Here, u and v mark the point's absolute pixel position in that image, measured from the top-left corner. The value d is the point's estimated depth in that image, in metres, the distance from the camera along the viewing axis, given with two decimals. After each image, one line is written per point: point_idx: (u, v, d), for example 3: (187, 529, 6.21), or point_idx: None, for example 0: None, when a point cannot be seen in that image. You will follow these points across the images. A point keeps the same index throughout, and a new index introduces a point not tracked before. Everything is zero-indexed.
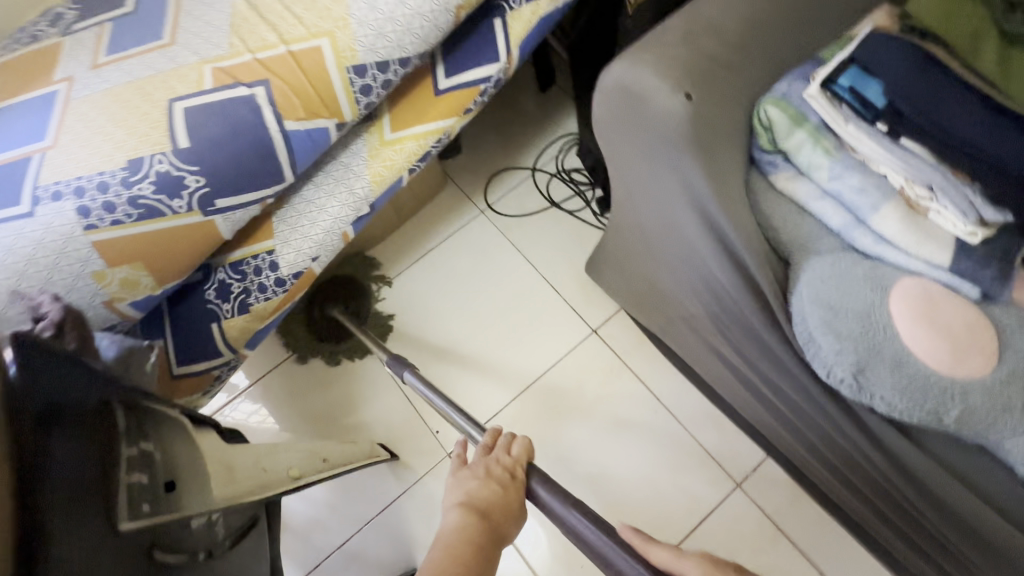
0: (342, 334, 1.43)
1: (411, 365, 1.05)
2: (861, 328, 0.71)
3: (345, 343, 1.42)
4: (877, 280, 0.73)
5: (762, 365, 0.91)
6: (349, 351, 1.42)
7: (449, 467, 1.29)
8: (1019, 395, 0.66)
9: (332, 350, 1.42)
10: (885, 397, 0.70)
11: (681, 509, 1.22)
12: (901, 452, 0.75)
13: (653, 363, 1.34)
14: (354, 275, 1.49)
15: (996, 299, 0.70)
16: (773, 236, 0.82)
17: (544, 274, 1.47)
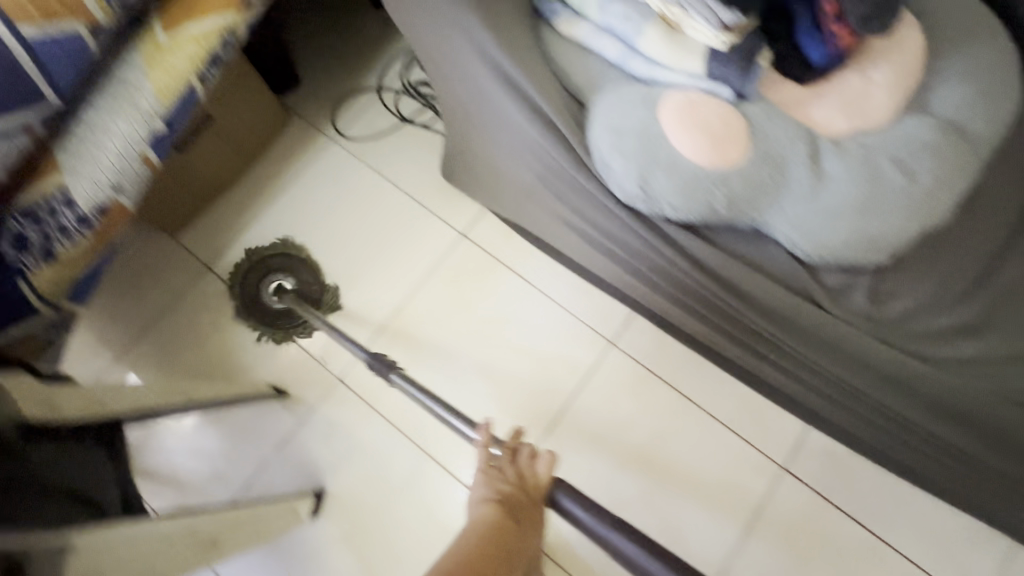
0: (287, 316, 1.35)
1: (394, 365, 1.07)
2: (640, 142, 0.77)
3: (296, 322, 1.34)
4: (650, 98, 0.79)
5: (581, 220, 0.96)
6: (288, 332, 1.34)
7: (343, 390, 1.31)
8: (769, 172, 0.75)
9: (280, 334, 1.34)
10: (666, 200, 0.78)
11: (566, 377, 1.31)
12: (694, 250, 0.83)
13: (522, 254, 1.40)
14: (281, 262, 1.41)
15: (747, 97, 0.78)
16: (568, 83, 0.87)
17: (408, 191, 1.47)
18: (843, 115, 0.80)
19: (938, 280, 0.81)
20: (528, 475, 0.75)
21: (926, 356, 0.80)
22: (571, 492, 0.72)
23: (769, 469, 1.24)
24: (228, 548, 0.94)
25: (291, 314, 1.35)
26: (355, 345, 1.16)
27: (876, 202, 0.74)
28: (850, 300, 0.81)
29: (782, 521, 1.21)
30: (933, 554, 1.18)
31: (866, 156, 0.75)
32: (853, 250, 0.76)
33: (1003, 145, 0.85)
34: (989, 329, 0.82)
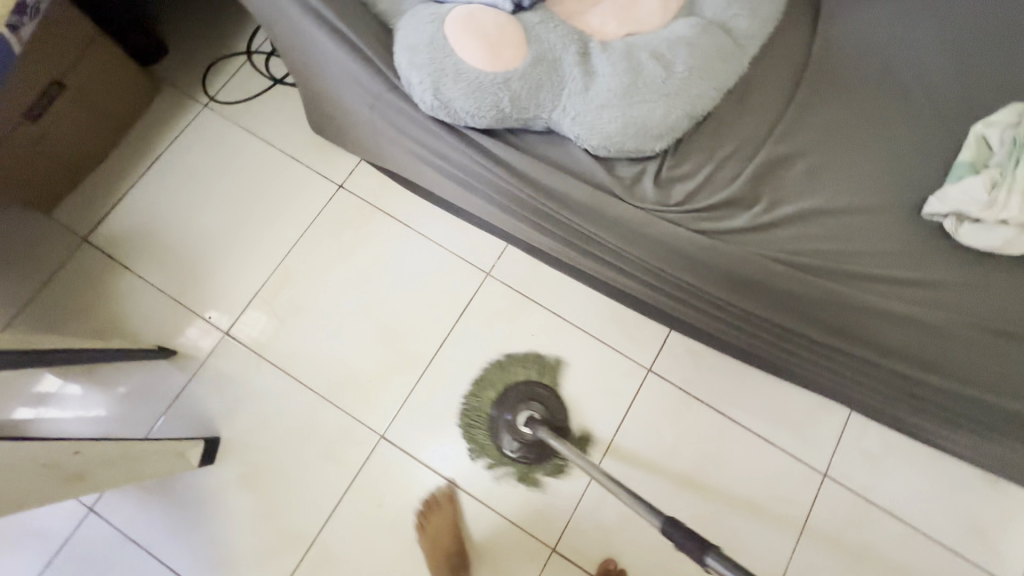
0: (525, 450, 1.27)
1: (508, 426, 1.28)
2: (429, 54, 0.84)
3: (497, 441, 1.29)
4: (437, 14, 0.85)
5: (412, 144, 1.04)
6: (545, 473, 1.28)
7: (232, 344, 1.35)
8: (545, 72, 0.83)
9: (524, 470, 1.28)
10: (460, 106, 0.85)
11: (446, 309, 1.38)
12: (504, 155, 0.93)
13: (400, 200, 1.46)
14: (508, 391, 1.32)
15: (524, 7, 0.86)
16: (375, 11, 0.93)
17: (284, 149, 1.50)
18: (614, 20, 0.89)
19: (711, 158, 0.91)
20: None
21: (708, 230, 0.89)
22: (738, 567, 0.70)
23: (637, 372, 1.34)
24: (99, 483, 0.99)
25: (536, 446, 1.26)
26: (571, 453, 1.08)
27: (639, 90, 0.83)
28: (640, 188, 0.91)
29: (649, 415, 1.32)
30: (781, 428, 1.32)
31: (629, 51, 0.84)
32: (628, 138, 0.85)
33: (767, 37, 0.96)
34: (769, 199, 0.90)
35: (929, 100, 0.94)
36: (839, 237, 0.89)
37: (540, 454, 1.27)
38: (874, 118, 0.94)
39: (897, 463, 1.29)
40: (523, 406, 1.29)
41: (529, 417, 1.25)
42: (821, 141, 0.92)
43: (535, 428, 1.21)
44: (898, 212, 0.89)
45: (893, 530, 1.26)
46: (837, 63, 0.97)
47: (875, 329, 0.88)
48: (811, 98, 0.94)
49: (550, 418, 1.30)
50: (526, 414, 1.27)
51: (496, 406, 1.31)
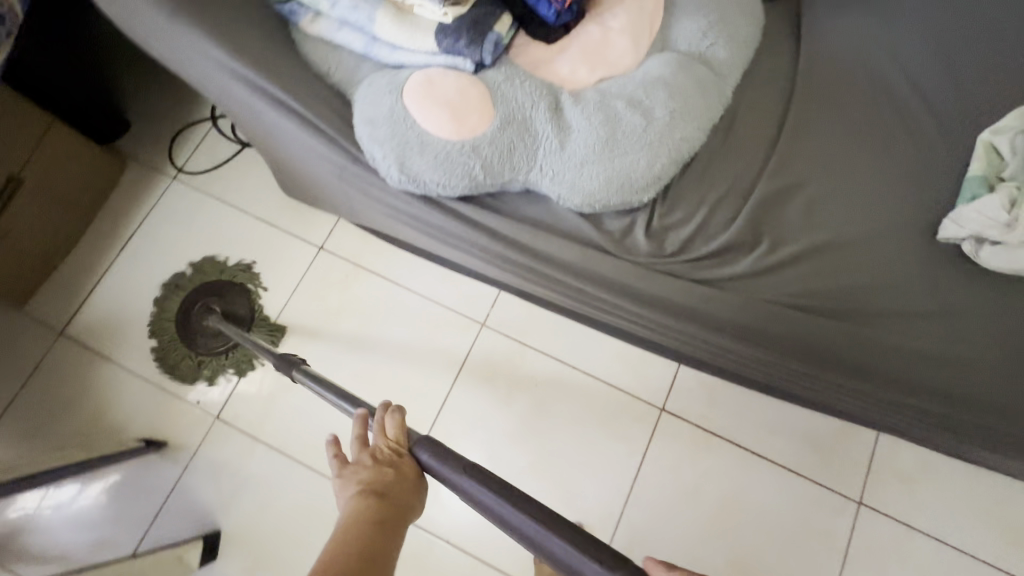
0: (209, 336, 1.33)
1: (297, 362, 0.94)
2: (391, 127, 0.78)
3: (225, 353, 1.32)
4: (394, 83, 0.79)
5: (384, 215, 0.97)
6: (232, 364, 1.32)
7: (222, 428, 1.28)
8: (516, 134, 0.77)
9: (212, 367, 1.32)
10: (430, 178, 0.79)
11: (441, 366, 1.32)
12: (482, 220, 0.87)
13: (383, 255, 1.40)
14: (197, 290, 1.38)
15: (486, 65, 0.80)
16: (331, 82, 0.87)
17: (258, 214, 1.44)
18: (585, 66, 0.83)
19: (703, 202, 0.85)
20: (379, 439, 0.63)
21: (708, 279, 0.84)
22: (422, 443, 0.62)
23: (649, 413, 1.27)
24: None
25: (217, 334, 1.33)
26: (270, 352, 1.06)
27: (618, 142, 0.77)
28: (632, 241, 0.85)
29: (666, 458, 1.25)
30: (808, 456, 1.24)
31: (604, 100, 0.78)
32: (613, 193, 0.79)
33: (748, 63, 0.91)
34: (769, 239, 0.83)
35: (927, 112, 0.89)
36: (849, 273, 0.82)
37: (226, 344, 1.33)
38: (871, 137, 0.88)
39: (935, 483, 1.22)
40: (197, 309, 1.35)
41: (212, 314, 1.33)
42: (818, 169, 0.86)
43: (213, 320, 1.30)
44: (910, 238, 0.83)
45: (940, 557, 1.18)
46: (824, 82, 0.91)
47: (902, 369, 0.81)
48: (801, 123, 0.88)
49: (234, 314, 1.36)
50: (206, 312, 1.34)
51: (183, 326, 1.34)
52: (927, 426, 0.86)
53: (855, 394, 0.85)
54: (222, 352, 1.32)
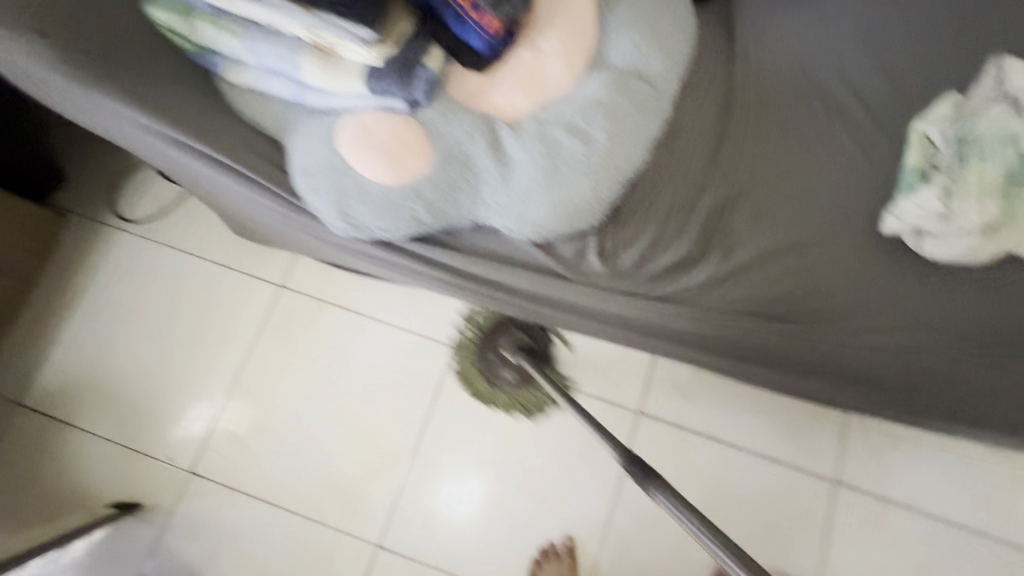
0: (518, 381, 1.29)
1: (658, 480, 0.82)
2: (328, 177, 0.76)
3: (522, 389, 1.29)
4: (327, 130, 0.77)
5: (337, 256, 0.96)
6: (518, 398, 1.29)
7: (199, 482, 1.25)
8: (457, 172, 0.76)
9: (495, 396, 1.29)
10: (374, 224, 0.77)
11: (418, 394, 1.31)
12: (436, 255, 0.86)
13: (346, 286, 1.37)
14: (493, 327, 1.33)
15: (420, 102, 0.78)
16: (262, 131, 0.84)
17: (212, 258, 1.40)
18: (521, 92, 0.82)
19: (653, 218, 0.85)
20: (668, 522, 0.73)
21: (663, 294, 0.84)
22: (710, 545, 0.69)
23: (627, 418, 1.29)
24: None
25: (524, 379, 1.29)
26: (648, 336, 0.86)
27: (560, 170, 0.77)
28: (586, 263, 0.85)
29: (648, 460, 1.27)
30: (786, 443, 1.27)
31: (542, 129, 0.77)
32: (561, 221, 0.79)
33: (685, 73, 0.91)
34: (719, 250, 0.84)
35: (860, 108, 0.91)
36: (799, 275, 0.84)
37: (528, 383, 1.29)
38: (811, 137, 0.89)
39: (905, 453, 1.26)
40: (503, 337, 1.30)
41: (515, 347, 1.27)
42: (762, 173, 0.87)
43: (518, 357, 1.24)
44: (851, 235, 0.85)
45: (916, 525, 1.22)
46: (759, 86, 0.92)
47: (856, 363, 0.84)
48: (741, 130, 0.89)
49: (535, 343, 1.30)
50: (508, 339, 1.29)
51: (482, 359, 1.31)
52: (899, 417, 0.88)
53: (812, 388, 0.89)
54: (535, 392, 1.28)
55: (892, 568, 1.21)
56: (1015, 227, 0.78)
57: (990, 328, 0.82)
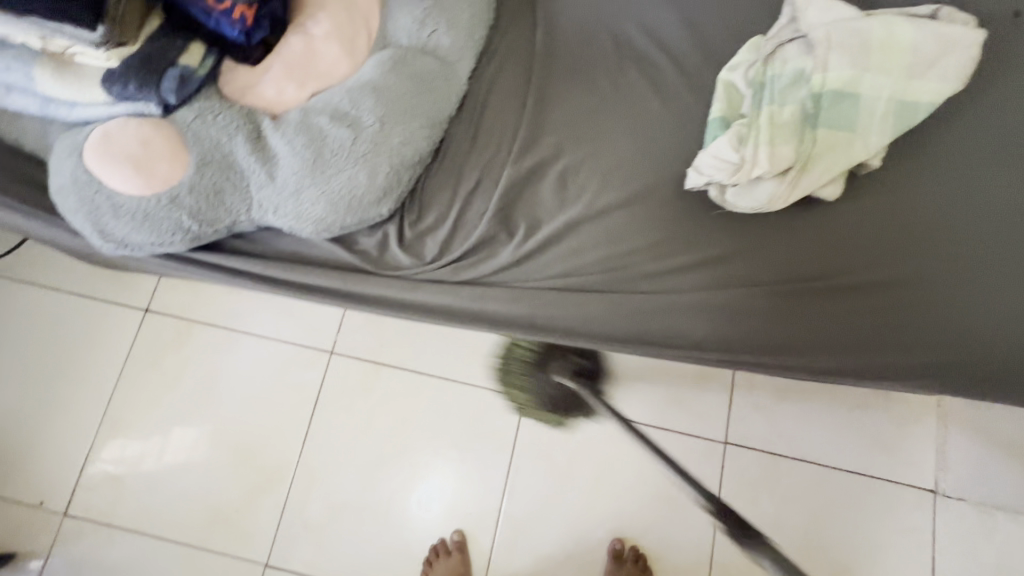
0: (542, 385, 1.23)
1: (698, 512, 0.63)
2: (78, 194, 0.71)
3: (540, 389, 1.23)
4: (74, 144, 0.72)
5: (151, 271, 0.91)
6: (528, 401, 1.25)
7: (73, 523, 1.21)
8: (218, 174, 0.71)
9: (519, 394, 1.25)
10: (141, 239, 0.73)
11: (296, 405, 1.26)
12: (235, 264, 0.82)
13: (214, 303, 1.32)
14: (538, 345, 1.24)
15: (175, 104, 0.73)
16: (23, 152, 0.79)
17: (70, 288, 1.33)
18: (293, 83, 0.77)
19: (454, 200, 0.81)
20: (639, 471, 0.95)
21: (473, 279, 0.81)
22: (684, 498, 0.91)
23: (513, 403, 1.26)
24: None
25: (539, 377, 1.23)
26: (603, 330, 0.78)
27: (330, 162, 0.72)
28: (390, 255, 0.81)
29: (535, 445, 1.24)
30: (675, 410, 1.25)
31: (306, 120, 0.73)
32: (343, 215, 0.75)
33: (482, 42, 0.87)
34: (524, 225, 0.81)
35: (667, 62, 0.87)
36: (610, 242, 0.81)
37: (563, 400, 1.24)
38: (616, 98, 0.86)
39: (794, 406, 1.25)
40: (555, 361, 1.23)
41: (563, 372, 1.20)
42: (567, 141, 0.84)
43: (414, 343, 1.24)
44: (662, 194, 0.82)
45: (807, 477, 1.22)
46: (562, 50, 0.88)
47: (677, 327, 0.81)
48: (544, 98, 0.85)
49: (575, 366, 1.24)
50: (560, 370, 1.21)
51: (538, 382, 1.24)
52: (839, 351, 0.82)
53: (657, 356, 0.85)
54: (547, 414, 1.24)
55: (784, 522, 1.20)
56: (812, 167, 0.76)
57: (864, 244, 0.80)
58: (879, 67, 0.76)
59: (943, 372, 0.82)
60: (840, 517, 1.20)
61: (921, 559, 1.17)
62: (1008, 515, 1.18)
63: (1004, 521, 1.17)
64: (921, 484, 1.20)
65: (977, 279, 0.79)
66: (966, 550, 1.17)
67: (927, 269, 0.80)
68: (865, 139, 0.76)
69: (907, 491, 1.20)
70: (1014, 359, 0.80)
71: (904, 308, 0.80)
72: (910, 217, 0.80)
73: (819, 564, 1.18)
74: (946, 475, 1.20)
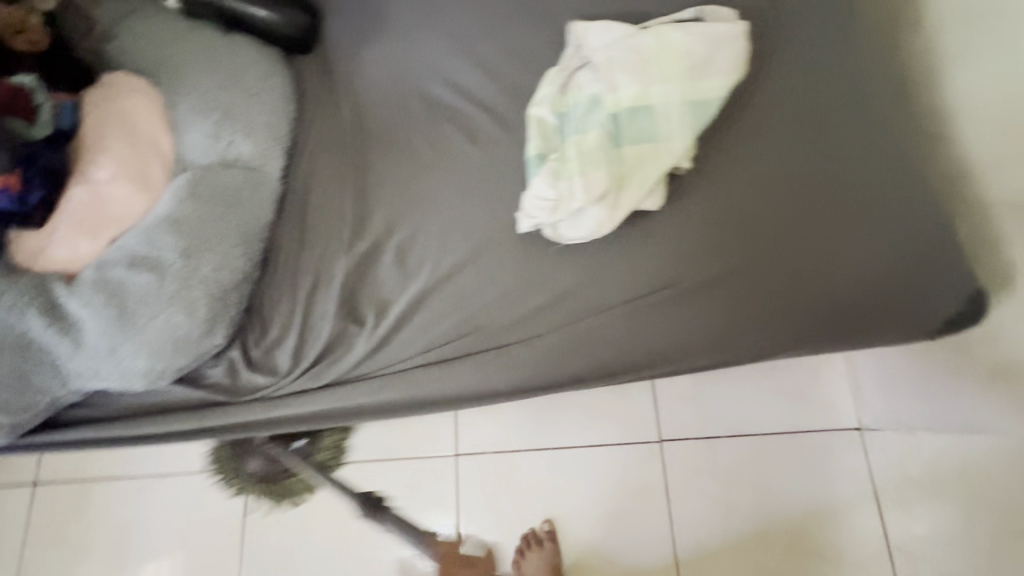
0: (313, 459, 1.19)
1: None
2: None
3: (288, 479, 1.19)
4: None
5: None
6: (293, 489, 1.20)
7: None
8: (21, 358, 0.68)
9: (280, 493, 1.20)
10: None
11: (221, 537, 1.18)
12: (78, 437, 0.76)
13: (106, 457, 1.22)
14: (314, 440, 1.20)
15: None
16: None
17: None
18: (83, 237, 0.72)
19: (294, 306, 0.78)
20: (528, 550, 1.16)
21: (337, 379, 0.78)
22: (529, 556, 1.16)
23: (444, 466, 1.22)
24: None
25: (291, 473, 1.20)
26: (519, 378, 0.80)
27: (141, 311, 0.69)
28: (245, 379, 0.77)
29: (479, 502, 1.20)
30: (604, 426, 1.25)
31: (105, 276, 0.69)
32: (172, 359, 0.71)
33: (289, 137, 0.85)
34: (371, 311, 0.78)
35: (478, 113, 0.87)
36: (462, 304, 0.79)
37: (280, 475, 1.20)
38: (437, 161, 0.85)
39: (714, 388, 1.27)
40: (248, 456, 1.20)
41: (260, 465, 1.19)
42: (397, 216, 0.82)
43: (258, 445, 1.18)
44: (501, 243, 0.81)
45: (742, 451, 1.24)
46: (372, 128, 0.87)
47: (552, 369, 0.81)
48: (365, 180, 0.84)
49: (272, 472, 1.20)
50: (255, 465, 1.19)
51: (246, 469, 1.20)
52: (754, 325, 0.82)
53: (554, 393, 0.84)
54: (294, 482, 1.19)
55: (732, 500, 1.22)
56: (627, 185, 0.77)
57: (735, 220, 0.82)
58: (661, 77, 0.79)
59: (822, 332, 0.83)
60: (783, 481, 1.23)
61: (863, 497, 1.22)
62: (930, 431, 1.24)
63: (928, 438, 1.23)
64: (844, 425, 1.25)
65: (835, 225, 0.83)
66: (902, 474, 1.22)
67: (788, 232, 0.83)
68: (669, 145, 0.78)
69: (835, 436, 1.25)
70: (896, 286, 0.83)
71: (795, 264, 0.82)
72: (738, 199, 0.83)
73: (775, 532, 1.21)
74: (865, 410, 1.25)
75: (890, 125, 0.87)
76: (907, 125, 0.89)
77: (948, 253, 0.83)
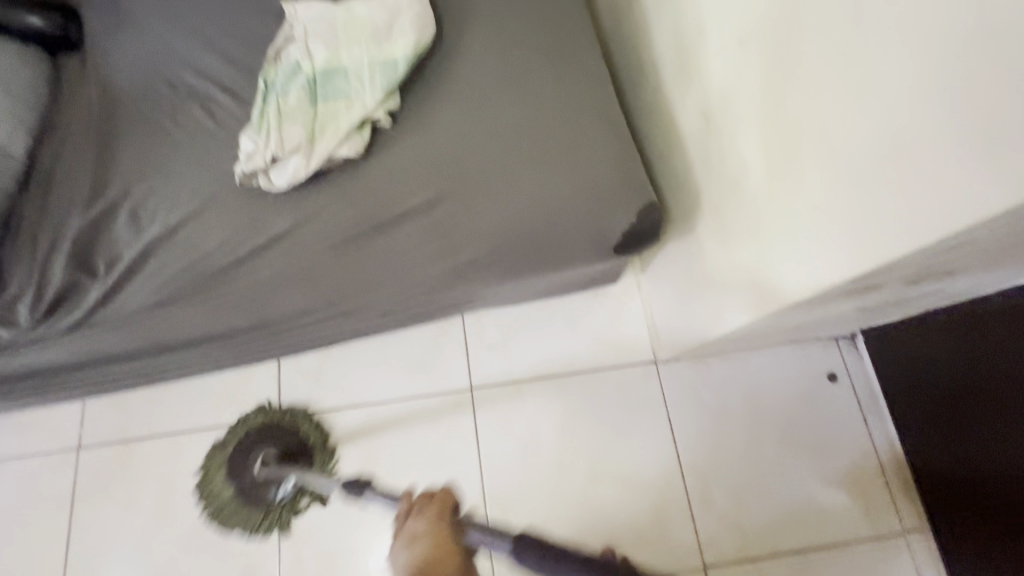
0: (285, 505, 1.24)
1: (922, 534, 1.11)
2: None
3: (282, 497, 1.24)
4: None
5: None
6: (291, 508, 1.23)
7: None
8: None
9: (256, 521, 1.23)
10: None
11: (53, 510, 1.25)
12: None
13: None
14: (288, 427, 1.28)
15: None
16: None
17: None
18: None
19: (32, 265, 0.87)
20: None
21: (71, 327, 0.87)
22: None
23: (267, 427, 1.30)
24: None
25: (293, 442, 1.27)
26: (239, 313, 0.89)
27: None
28: None
29: (300, 458, 1.28)
30: (419, 378, 1.33)
31: None
32: None
33: (34, 123, 0.97)
34: (103, 263, 0.88)
35: (213, 87, 0.98)
36: (187, 251, 0.89)
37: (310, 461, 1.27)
38: (175, 132, 0.95)
39: (521, 335, 1.37)
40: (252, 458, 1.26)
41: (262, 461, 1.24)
42: (133, 180, 0.92)
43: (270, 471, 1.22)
44: (225, 196, 0.92)
45: (546, 390, 1.33)
46: (119, 108, 0.98)
47: (275, 303, 0.89)
48: (107, 153, 0.94)
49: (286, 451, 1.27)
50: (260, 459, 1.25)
51: (230, 481, 1.25)
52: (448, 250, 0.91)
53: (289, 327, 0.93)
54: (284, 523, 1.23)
55: (539, 434, 1.29)
56: (323, 134, 0.89)
57: (425, 161, 0.93)
58: (349, 42, 0.91)
59: (513, 252, 0.92)
60: (587, 416, 1.31)
61: (660, 425, 1.30)
62: (718, 358, 1.35)
63: (715, 364, 1.34)
64: (641, 357, 1.35)
65: (516, 156, 0.92)
66: (692, 398, 1.32)
67: (472, 166, 0.92)
68: (361, 100, 0.90)
69: (634, 368, 1.34)
70: (576, 203, 0.91)
71: (480, 194, 0.91)
72: (438, 141, 0.94)
73: (580, 462, 1.28)
74: (660, 344, 1.34)
75: (569, 67, 0.98)
76: (594, 68, 0.99)
77: (624, 173, 0.93)
